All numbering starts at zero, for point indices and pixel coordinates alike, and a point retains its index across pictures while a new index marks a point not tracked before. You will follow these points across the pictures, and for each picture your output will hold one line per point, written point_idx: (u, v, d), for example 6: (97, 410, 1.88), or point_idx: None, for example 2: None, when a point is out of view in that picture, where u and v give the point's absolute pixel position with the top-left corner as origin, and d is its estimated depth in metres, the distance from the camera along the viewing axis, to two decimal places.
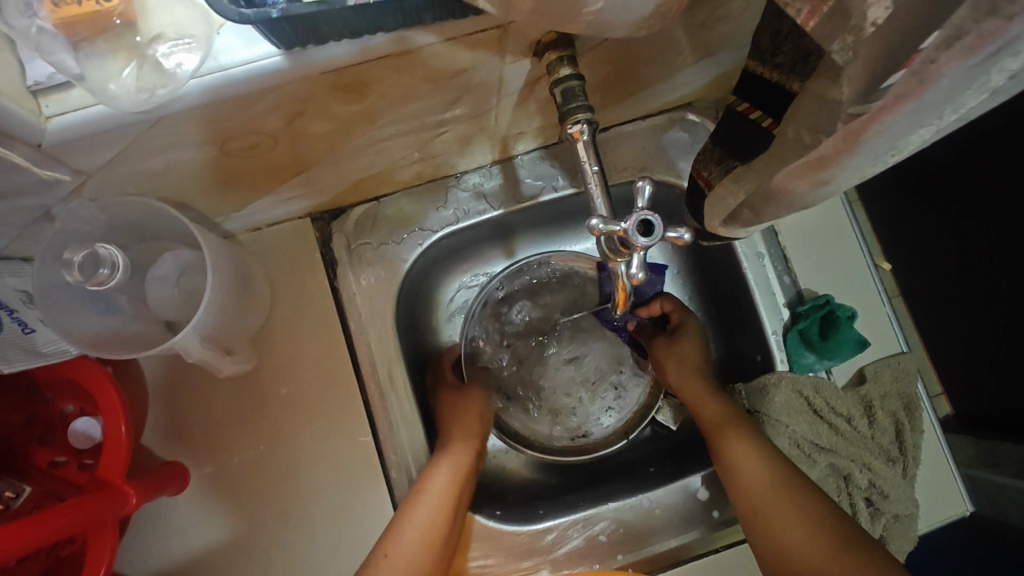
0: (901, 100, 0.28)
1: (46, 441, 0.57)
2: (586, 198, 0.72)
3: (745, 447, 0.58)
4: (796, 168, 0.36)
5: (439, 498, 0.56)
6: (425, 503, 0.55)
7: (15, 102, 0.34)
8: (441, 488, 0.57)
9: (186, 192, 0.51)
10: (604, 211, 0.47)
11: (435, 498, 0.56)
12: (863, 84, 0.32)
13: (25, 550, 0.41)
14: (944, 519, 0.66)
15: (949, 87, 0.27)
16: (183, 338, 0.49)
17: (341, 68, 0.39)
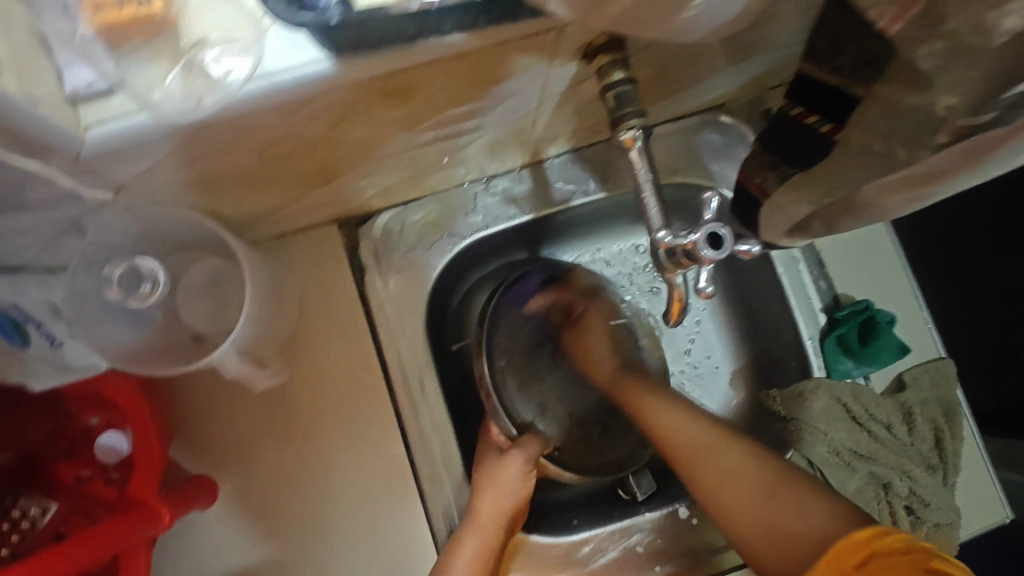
0: None
1: (71, 456, 0.55)
2: (618, 201, 0.71)
3: (659, 406, 0.60)
4: (893, 182, 0.38)
5: (484, 539, 0.57)
6: (472, 545, 0.56)
7: (54, 111, 0.32)
8: (487, 526, 0.57)
9: (218, 201, 0.49)
10: (661, 224, 0.46)
11: (483, 540, 0.56)
12: (971, 99, 0.31)
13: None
14: (986, 526, 0.65)
15: None
16: (222, 354, 0.47)
17: (389, 73, 0.38)
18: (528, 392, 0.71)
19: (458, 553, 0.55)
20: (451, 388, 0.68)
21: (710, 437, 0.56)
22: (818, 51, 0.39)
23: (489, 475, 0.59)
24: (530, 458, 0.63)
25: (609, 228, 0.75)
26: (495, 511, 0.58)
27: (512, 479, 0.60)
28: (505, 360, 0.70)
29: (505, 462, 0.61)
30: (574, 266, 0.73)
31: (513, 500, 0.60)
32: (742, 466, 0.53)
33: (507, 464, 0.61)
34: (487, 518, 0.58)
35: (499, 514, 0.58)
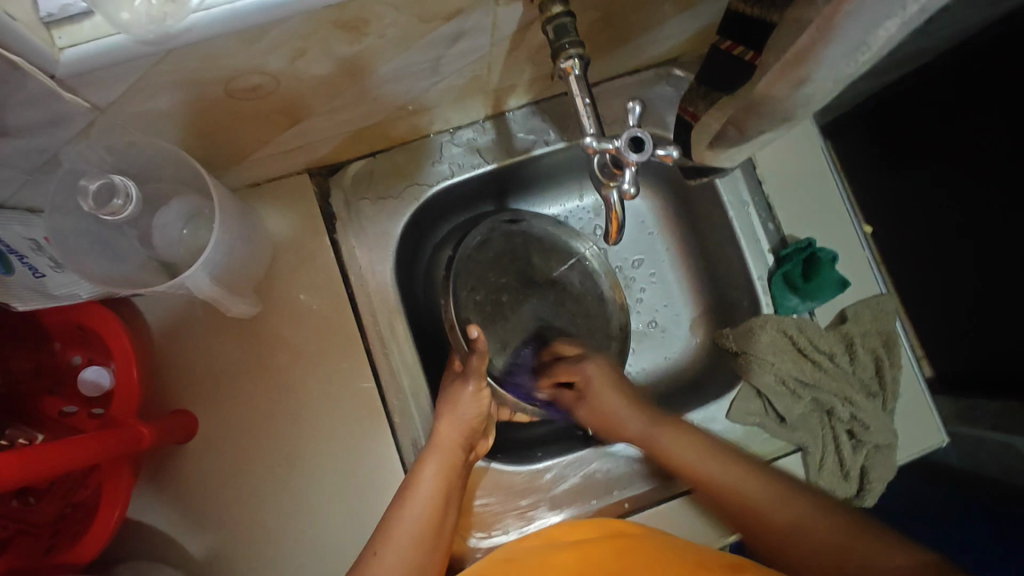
0: None
1: (55, 392, 0.58)
2: (576, 152, 0.75)
3: (678, 439, 0.62)
4: (774, 72, 0.42)
5: (446, 460, 0.60)
6: (435, 463, 0.59)
7: (30, 30, 0.35)
8: (446, 447, 0.61)
9: (190, 140, 0.52)
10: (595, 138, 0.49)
11: (443, 457, 0.60)
12: None
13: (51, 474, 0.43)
14: (924, 449, 0.69)
15: None
16: (193, 277, 0.50)
17: (341, 3, 0.41)
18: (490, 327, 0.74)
19: (423, 473, 0.59)
20: (419, 331, 0.71)
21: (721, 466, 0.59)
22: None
23: (447, 403, 0.63)
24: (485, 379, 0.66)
25: (567, 182, 0.80)
26: (453, 431, 0.62)
27: (467, 400, 0.64)
28: (469, 297, 0.73)
29: (460, 387, 0.65)
30: (547, 218, 0.77)
31: (469, 419, 0.64)
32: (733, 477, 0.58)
33: (461, 387, 0.65)
34: (447, 440, 0.61)
35: (457, 435, 0.62)
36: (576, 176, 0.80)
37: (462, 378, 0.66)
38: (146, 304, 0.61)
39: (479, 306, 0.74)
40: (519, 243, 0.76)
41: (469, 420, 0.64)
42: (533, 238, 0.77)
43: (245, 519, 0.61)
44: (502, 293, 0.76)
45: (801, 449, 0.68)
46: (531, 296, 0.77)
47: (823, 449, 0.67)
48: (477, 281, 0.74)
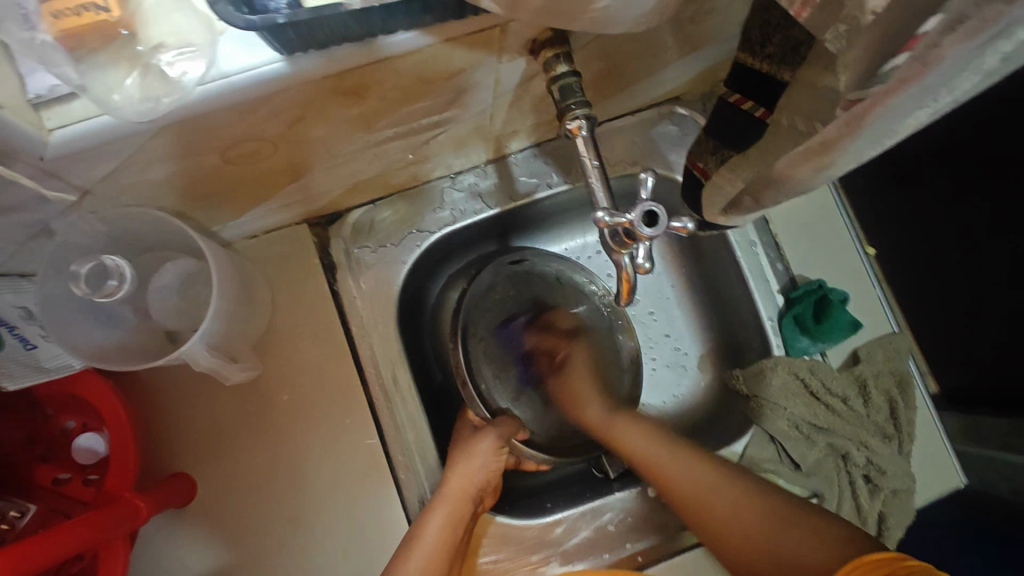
0: (901, 84, 0.30)
1: (48, 459, 0.56)
2: (581, 192, 0.73)
3: (683, 461, 0.61)
4: (798, 153, 0.38)
5: (451, 512, 0.59)
6: (440, 519, 0.58)
7: (18, 115, 0.33)
8: (454, 498, 0.59)
9: (186, 202, 0.51)
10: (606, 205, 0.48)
11: (449, 512, 0.58)
12: (860, 71, 0.33)
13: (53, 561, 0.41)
14: (940, 492, 0.68)
15: (947, 70, 0.28)
16: (191, 348, 0.48)
17: (342, 71, 0.40)
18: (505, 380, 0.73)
19: (427, 525, 0.57)
20: (423, 382, 0.70)
21: (702, 471, 0.61)
22: (751, 39, 0.43)
23: (463, 454, 0.62)
24: (503, 435, 0.65)
25: (571, 221, 0.79)
26: (464, 482, 0.60)
27: (482, 454, 0.63)
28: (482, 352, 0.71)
29: (478, 442, 0.64)
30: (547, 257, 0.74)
31: (484, 471, 0.62)
32: (744, 506, 0.57)
33: (479, 440, 0.64)
34: (456, 491, 0.60)
35: (468, 487, 0.61)
36: (581, 214, 0.78)
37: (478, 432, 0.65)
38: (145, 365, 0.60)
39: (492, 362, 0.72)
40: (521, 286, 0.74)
41: (484, 475, 0.63)
42: (535, 276, 0.75)
43: None
44: (512, 339, 0.74)
45: (816, 496, 0.66)
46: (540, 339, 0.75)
47: (840, 494, 0.66)
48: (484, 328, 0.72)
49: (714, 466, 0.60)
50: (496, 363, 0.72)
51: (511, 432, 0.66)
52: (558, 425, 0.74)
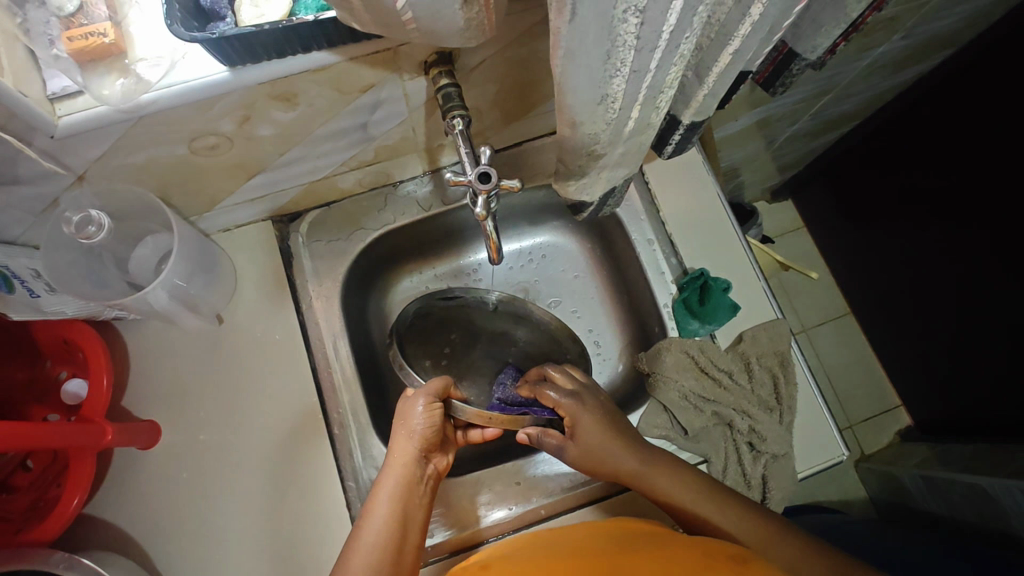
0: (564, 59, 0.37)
1: (41, 402, 0.68)
2: (468, 211, 0.86)
3: (666, 474, 0.66)
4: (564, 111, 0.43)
5: (399, 477, 0.65)
6: (390, 487, 0.64)
7: (37, 104, 0.49)
8: (402, 462, 0.66)
9: (166, 188, 0.65)
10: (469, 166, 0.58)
11: (397, 477, 0.64)
12: None
13: (28, 446, 0.53)
14: (823, 463, 0.74)
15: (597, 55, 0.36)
16: (154, 290, 0.62)
17: (273, 80, 0.54)
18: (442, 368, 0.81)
19: (378, 492, 0.64)
20: (365, 357, 0.81)
21: (684, 479, 0.65)
22: None
23: (400, 419, 0.68)
24: (433, 392, 0.68)
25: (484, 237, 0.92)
26: (405, 447, 0.66)
27: (417, 414, 0.67)
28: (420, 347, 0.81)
29: (412, 403, 0.68)
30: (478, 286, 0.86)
31: (423, 428, 0.67)
32: (734, 516, 0.61)
33: (411, 400, 0.68)
34: (400, 459, 0.66)
35: (410, 449, 0.67)
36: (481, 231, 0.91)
37: (412, 396, 0.69)
38: (131, 330, 0.73)
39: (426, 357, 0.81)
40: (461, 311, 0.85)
41: (426, 433, 0.67)
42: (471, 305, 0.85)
43: (191, 516, 0.68)
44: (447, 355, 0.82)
45: (705, 460, 0.74)
46: (477, 348, 0.84)
47: (724, 458, 0.73)
48: (422, 339, 0.81)
49: (703, 489, 0.64)
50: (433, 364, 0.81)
51: (440, 389, 0.69)
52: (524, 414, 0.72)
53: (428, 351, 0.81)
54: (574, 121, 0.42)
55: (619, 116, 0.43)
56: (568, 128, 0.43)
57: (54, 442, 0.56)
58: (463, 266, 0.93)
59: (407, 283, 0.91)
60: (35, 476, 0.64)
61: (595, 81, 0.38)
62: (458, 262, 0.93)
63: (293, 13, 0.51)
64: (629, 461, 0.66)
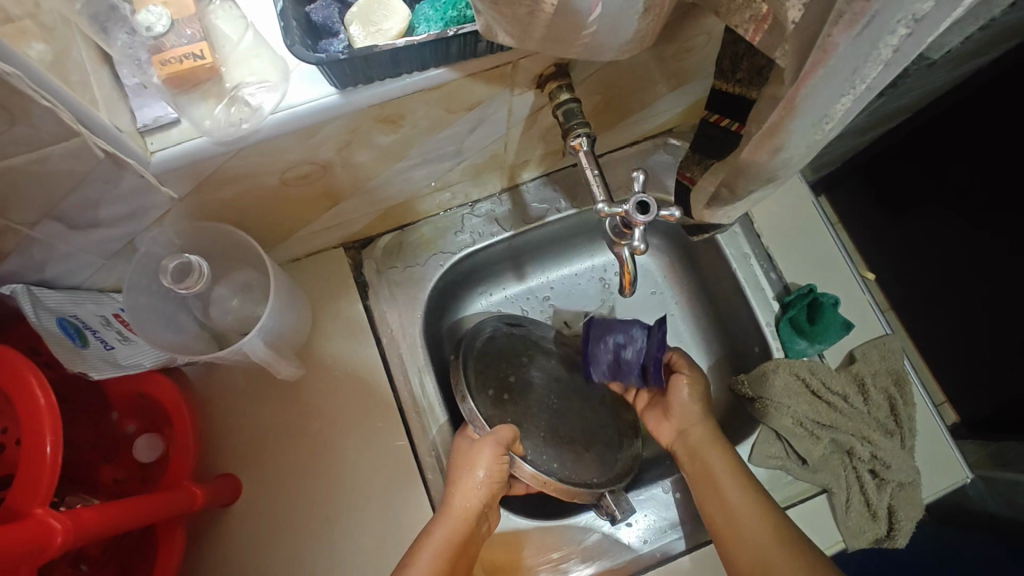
0: (802, 78, 0.31)
1: (109, 461, 0.61)
2: (591, 218, 0.81)
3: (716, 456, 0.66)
4: (755, 137, 0.38)
5: (453, 528, 0.60)
6: (438, 542, 0.59)
7: (131, 138, 0.43)
8: (457, 515, 0.61)
9: (245, 221, 0.59)
10: (602, 197, 0.55)
11: (449, 531, 0.59)
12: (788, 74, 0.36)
13: (131, 524, 0.47)
14: (948, 487, 0.70)
15: (845, 72, 0.31)
16: (251, 342, 0.56)
17: (384, 102, 0.48)
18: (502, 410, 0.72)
19: (427, 539, 0.59)
20: (447, 391, 0.75)
21: (745, 488, 0.63)
22: (722, 69, 0.51)
23: (462, 462, 0.63)
24: (502, 442, 0.65)
25: (568, 253, 0.86)
26: (466, 498, 0.62)
27: (483, 462, 0.63)
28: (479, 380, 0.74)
29: (477, 447, 0.64)
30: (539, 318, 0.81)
31: (485, 480, 0.62)
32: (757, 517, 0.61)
33: (479, 447, 0.64)
34: (458, 511, 0.61)
35: (471, 505, 0.62)
36: (575, 242, 0.85)
37: (478, 442, 0.64)
38: (203, 375, 0.67)
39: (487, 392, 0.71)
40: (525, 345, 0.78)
41: (487, 483, 0.63)
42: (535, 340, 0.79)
43: None
44: (511, 397, 0.73)
45: (826, 491, 0.69)
46: (539, 393, 0.75)
47: (848, 488, 0.69)
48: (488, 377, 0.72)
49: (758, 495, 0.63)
50: (499, 400, 0.72)
51: (508, 439, 0.66)
52: (565, 469, 0.70)
53: (494, 390, 0.72)
54: (780, 146, 0.37)
55: (823, 138, 0.37)
56: (764, 153, 0.39)
57: (154, 515, 0.50)
58: (535, 289, 0.86)
59: (479, 304, 0.84)
60: None
61: (827, 101, 0.33)
62: (531, 282, 0.86)
63: (412, 28, 0.45)
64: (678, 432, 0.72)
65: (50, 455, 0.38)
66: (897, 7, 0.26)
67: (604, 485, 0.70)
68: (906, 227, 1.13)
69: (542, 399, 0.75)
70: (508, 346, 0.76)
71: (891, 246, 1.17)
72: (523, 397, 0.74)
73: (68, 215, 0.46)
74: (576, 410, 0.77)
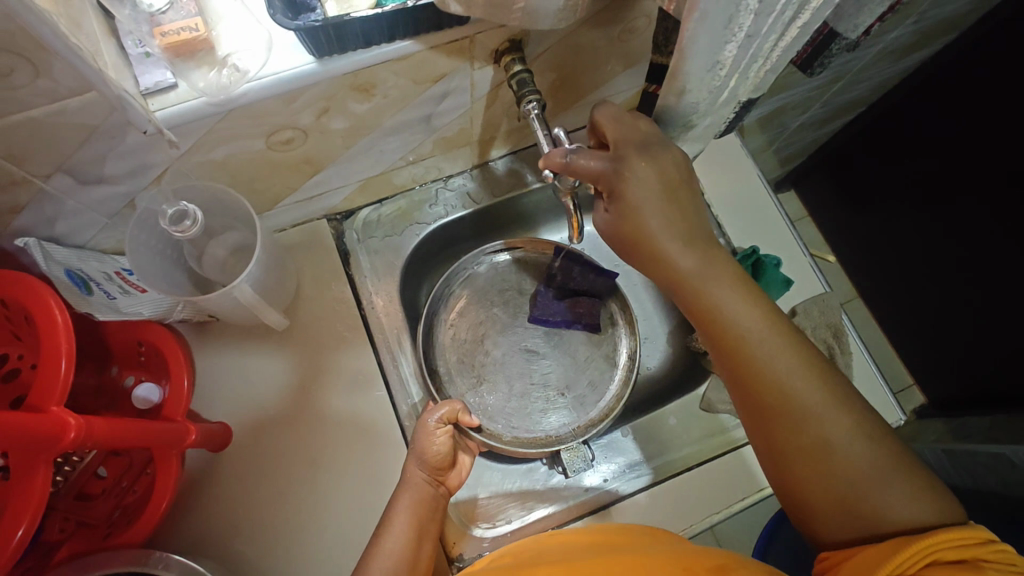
0: (685, 26, 0.39)
1: (110, 408, 0.67)
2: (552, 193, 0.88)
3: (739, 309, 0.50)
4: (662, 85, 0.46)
5: (416, 497, 0.63)
6: (405, 506, 0.62)
7: (135, 98, 0.49)
8: (415, 484, 0.64)
9: (235, 186, 0.65)
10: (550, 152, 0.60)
11: (414, 497, 0.63)
12: None
13: (130, 442, 0.52)
14: (883, 428, 0.77)
15: (722, 21, 0.38)
16: (241, 287, 0.61)
17: (356, 70, 0.55)
18: (468, 368, 0.83)
19: (394, 511, 0.62)
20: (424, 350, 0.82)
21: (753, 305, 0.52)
22: (657, 41, 0.57)
23: (413, 441, 0.67)
24: (445, 418, 0.68)
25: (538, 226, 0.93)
26: (419, 471, 0.65)
27: (429, 438, 0.66)
28: (450, 341, 0.84)
29: (421, 422, 0.67)
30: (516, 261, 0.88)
31: (440, 452, 0.66)
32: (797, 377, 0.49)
33: (423, 426, 0.67)
34: (417, 481, 0.64)
35: (423, 474, 0.65)
36: (546, 215, 0.92)
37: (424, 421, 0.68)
38: (195, 334, 0.72)
39: (459, 348, 0.83)
40: (504, 282, 0.87)
41: (440, 455, 0.66)
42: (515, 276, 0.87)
43: (269, 514, 0.68)
44: (479, 333, 0.85)
45: None
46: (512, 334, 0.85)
47: None
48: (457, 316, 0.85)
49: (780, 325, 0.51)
50: (459, 343, 0.84)
51: (452, 413, 0.68)
52: (526, 425, 0.80)
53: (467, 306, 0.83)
54: (683, 89, 0.44)
55: (721, 85, 0.45)
56: (672, 98, 0.46)
57: (149, 441, 0.55)
58: None
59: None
60: (112, 484, 0.64)
61: (713, 46, 0.40)
62: None
63: (379, 4, 0.52)
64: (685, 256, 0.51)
65: (63, 370, 0.44)
66: None
67: (565, 440, 0.79)
68: (864, 217, 1.23)
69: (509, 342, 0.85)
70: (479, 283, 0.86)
71: (852, 231, 1.28)
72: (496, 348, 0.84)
73: (77, 169, 0.52)
74: (548, 363, 0.84)
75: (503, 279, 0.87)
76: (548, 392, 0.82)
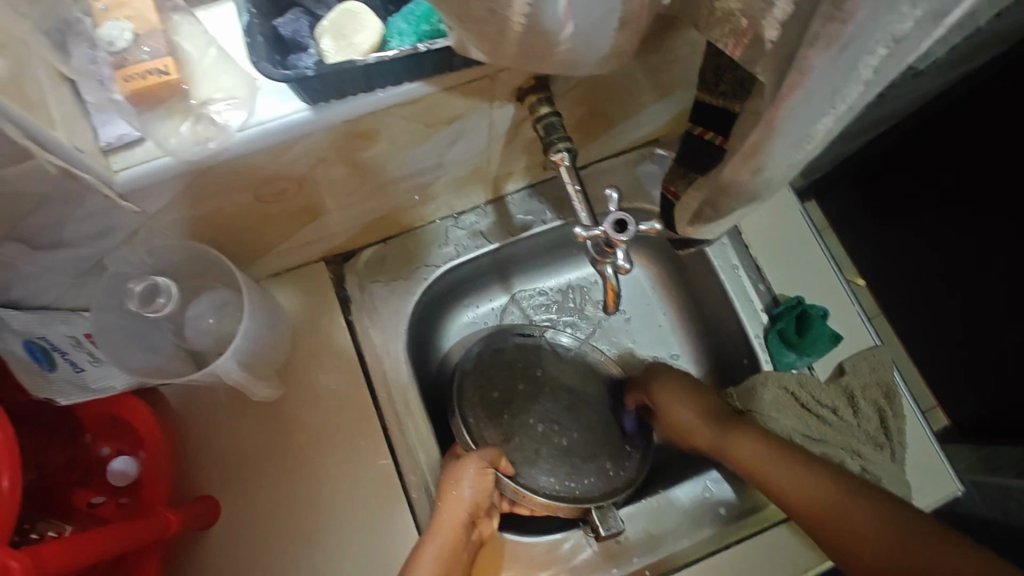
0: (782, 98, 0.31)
1: (83, 484, 0.58)
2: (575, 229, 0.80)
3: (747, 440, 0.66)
4: (735, 155, 0.38)
5: (447, 542, 0.58)
6: (433, 552, 0.57)
7: (92, 159, 0.41)
8: (447, 529, 0.59)
9: (220, 238, 0.58)
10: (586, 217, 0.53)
11: (442, 542, 0.58)
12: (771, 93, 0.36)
13: (104, 552, 0.46)
14: (938, 499, 0.69)
15: (824, 92, 0.30)
16: (225, 365, 0.55)
17: (357, 118, 0.47)
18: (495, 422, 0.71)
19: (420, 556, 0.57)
20: (431, 404, 0.75)
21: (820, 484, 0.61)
22: (705, 81, 0.48)
23: (449, 477, 0.62)
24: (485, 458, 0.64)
25: (556, 266, 0.85)
26: (455, 513, 0.59)
27: (466, 479, 0.61)
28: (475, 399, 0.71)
29: (465, 462, 0.63)
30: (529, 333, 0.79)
31: (474, 496, 0.61)
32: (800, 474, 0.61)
33: (464, 464, 0.62)
34: (449, 524, 0.59)
35: (460, 515, 0.60)
36: (565, 250, 0.84)
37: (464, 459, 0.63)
38: (179, 395, 0.65)
39: (486, 403, 0.72)
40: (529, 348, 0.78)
41: (475, 500, 0.61)
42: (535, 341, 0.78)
43: None
44: (507, 406, 0.72)
45: None
46: (542, 398, 0.74)
47: None
48: (482, 384, 0.73)
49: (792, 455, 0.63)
50: (482, 401, 0.72)
51: (494, 457, 0.65)
52: (556, 480, 0.69)
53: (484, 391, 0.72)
54: (760, 162, 0.36)
55: (805, 156, 0.37)
56: (745, 170, 0.38)
57: (126, 543, 0.49)
58: (522, 298, 0.85)
59: (466, 317, 0.83)
60: None
61: (807, 118, 0.32)
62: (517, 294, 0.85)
63: (385, 41, 0.44)
64: (704, 434, 0.69)
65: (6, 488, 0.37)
66: (872, 29, 0.26)
67: (597, 499, 0.68)
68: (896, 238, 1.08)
69: (539, 405, 0.74)
70: (497, 349, 0.76)
71: None
72: (523, 410, 0.72)
73: (32, 235, 0.45)
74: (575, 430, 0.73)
75: (523, 343, 0.78)
76: (585, 453, 0.72)
